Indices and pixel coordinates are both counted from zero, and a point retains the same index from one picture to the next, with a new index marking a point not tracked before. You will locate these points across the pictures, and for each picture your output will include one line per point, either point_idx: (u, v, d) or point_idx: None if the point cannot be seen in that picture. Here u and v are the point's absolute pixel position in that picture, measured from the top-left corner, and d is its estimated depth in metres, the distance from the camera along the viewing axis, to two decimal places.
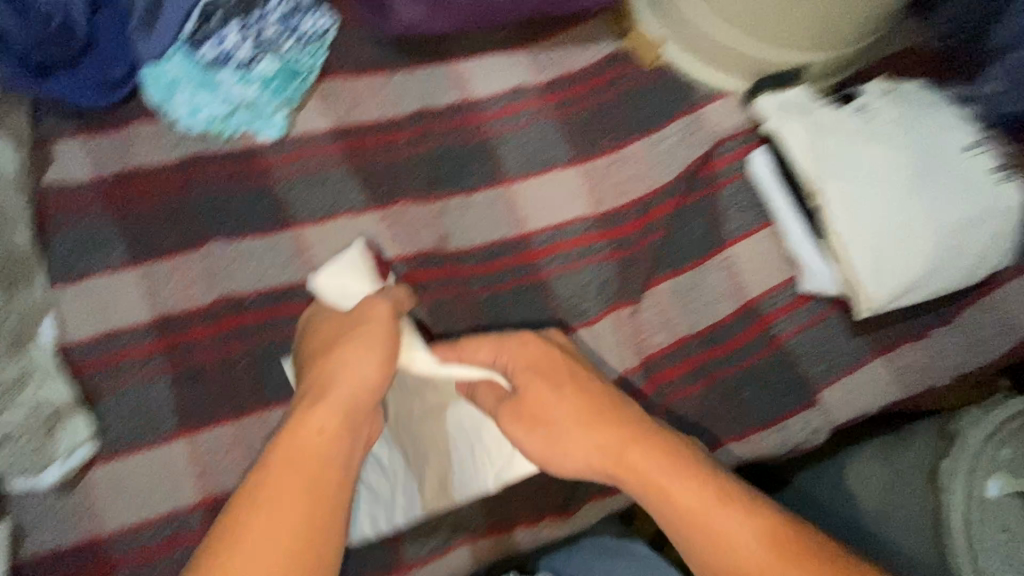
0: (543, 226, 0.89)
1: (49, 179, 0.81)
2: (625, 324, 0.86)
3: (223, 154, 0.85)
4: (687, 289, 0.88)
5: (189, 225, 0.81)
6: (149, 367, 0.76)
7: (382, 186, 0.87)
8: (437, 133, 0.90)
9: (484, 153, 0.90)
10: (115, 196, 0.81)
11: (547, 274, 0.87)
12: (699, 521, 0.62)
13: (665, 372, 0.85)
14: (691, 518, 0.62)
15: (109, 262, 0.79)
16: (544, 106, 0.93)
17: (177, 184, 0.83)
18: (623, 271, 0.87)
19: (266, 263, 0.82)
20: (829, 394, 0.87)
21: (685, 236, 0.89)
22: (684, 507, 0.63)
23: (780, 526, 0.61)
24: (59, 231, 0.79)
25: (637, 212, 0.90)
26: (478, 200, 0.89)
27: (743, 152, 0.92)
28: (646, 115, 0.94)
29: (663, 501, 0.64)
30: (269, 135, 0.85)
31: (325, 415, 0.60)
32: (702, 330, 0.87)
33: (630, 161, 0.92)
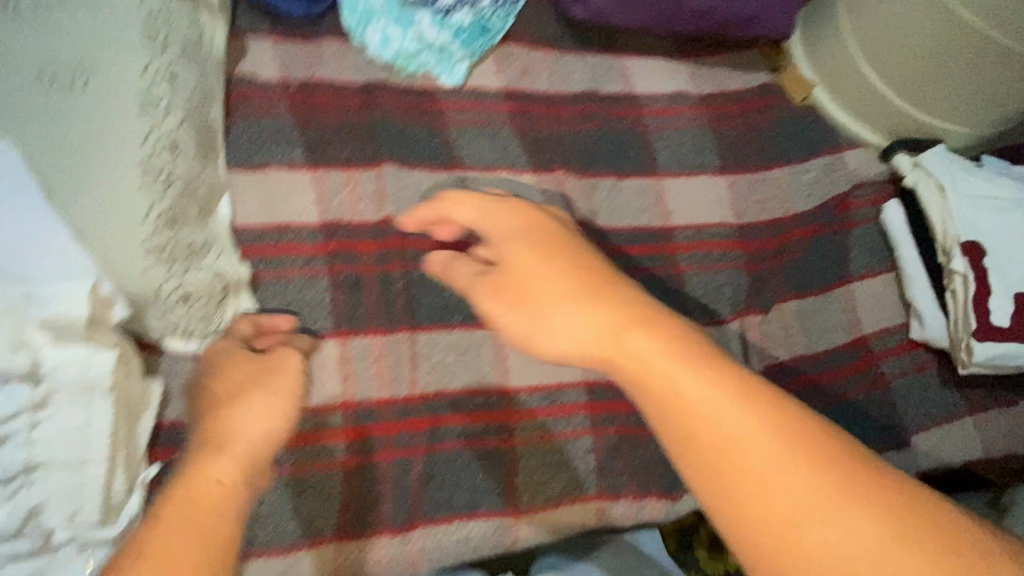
0: (724, 226, 0.94)
1: (243, 67, 0.86)
2: (753, 330, 0.89)
3: (404, 88, 0.92)
4: (809, 313, 0.91)
5: (369, 144, 0.87)
6: (312, 265, 0.79)
7: (542, 152, 0.93)
8: (601, 116, 0.98)
9: (638, 142, 0.97)
10: (304, 102, 0.87)
11: (683, 269, 0.91)
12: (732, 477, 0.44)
13: (773, 386, 0.89)
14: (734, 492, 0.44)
15: (287, 158, 0.83)
16: (697, 114, 1.01)
17: (362, 106, 0.89)
18: (796, 279, 0.92)
19: (432, 198, 0.86)
20: (923, 439, 0.91)
21: (814, 264, 0.93)
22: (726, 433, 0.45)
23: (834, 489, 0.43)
24: (242, 118, 0.83)
25: (776, 230, 0.94)
26: (627, 185, 0.94)
27: (877, 199, 0.97)
28: (794, 144, 1.01)
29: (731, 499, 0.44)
30: (449, 82, 0.92)
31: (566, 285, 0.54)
32: (814, 353, 0.91)
33: (773, 183, 0.97)
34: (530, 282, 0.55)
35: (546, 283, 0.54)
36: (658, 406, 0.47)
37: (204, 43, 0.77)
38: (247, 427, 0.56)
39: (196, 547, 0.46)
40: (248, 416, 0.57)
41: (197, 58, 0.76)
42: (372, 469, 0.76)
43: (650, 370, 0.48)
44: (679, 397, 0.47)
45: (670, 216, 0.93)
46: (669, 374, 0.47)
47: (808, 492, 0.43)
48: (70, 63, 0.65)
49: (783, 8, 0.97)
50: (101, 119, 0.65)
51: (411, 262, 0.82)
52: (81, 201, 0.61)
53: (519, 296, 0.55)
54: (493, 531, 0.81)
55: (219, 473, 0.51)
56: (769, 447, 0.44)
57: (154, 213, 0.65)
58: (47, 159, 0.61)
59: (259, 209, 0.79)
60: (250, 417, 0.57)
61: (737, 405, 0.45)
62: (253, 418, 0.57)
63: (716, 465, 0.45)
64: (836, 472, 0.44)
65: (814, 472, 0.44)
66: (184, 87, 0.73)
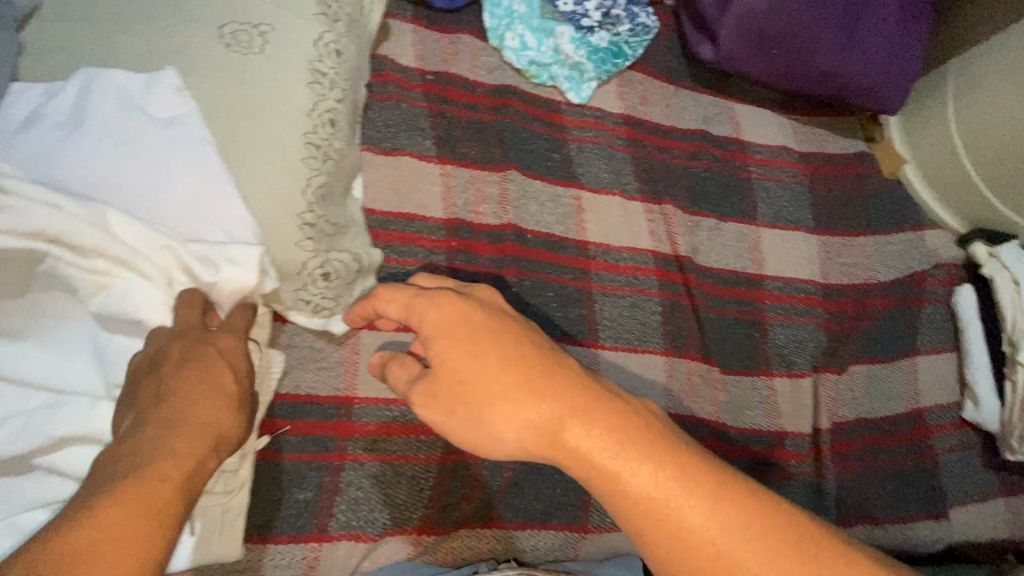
0: (812, 284, 0.97)
1: (385, 49, 0.86)
2: (827, 388, 0.93)
3: (532, 97, 0.93)
4: (877, 379, 0.96)
5: (495, 147, 0.88)
6: (432, 259, 0.79)
7: (653, 182, 0.95)
8: (709, 156, 1.00)
9: (742, 188, 1.00)
10: (438, 94, 0.87)
11: (769, 319, 0.94)
12: (668, 530, 0.45)
13: (836, 443, 0.93)
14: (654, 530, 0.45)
15: (418, 148, 0.83)
16: (798, 169, 1.04)
17: (492, 107, 0.90)
18: (870, 345, 0.96)
19: (548, 210, 0.87)
20: (958, 513, 0.96)
21: (888, 333, 0.98)
22: (638, 493, 0.46)
23: (731, 523, 0.44)
24: (379, 100, 0.83)
25: (857, 295, 0.98)
26: (727, 228, 0.96)
27: (949, 281, 1.03)
28: (882, 215, 1.05)
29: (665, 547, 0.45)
30: (576, 98, 0.94)
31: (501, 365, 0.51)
32: (874, 418, 0.96)
33: (858, 249, 1.01)
34: (474, 386, 0.50)
35: (482, 380, 0.50)
36: (613, 492, 0.46)
37: (363, 21, 0.77)
38: (173, 424, 0.48)
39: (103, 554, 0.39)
40: (180, 414, 0.49)
41: (358, 37, 0.76)
42: (455, 468, 0.74)
43: (588, 461, 0.47)
44: (623, 490, 0.46)
45: (764, 265, 0.96)
46: (601, 452, 0.47)
47: (736, 549, 0.44)
48: (254, 24, 0.65)
49: (900, 82, 1.01)
50: (276, 86, 0.64)
51: (524, 270, 0.83)
52: (251, 165, 0.61)
53: (467, 403, 0.51)
54: (558, 545, 0.78)
55: (173, 465, 0.45)
56: (691, 528, 0.44)
57: (312, 186, 0.65)
58: (224, 117, 0.61)
59: (386, 193, 0.80)
60: (211, 405, 0.50)
61: (653, 474, 0.46)
62: (186, 430, 0.48)
63: (663, 531, 0.45)
64: (788, 540, 0.44)
65: (721, 531, 0.44)
66: (346, 63, 0.72)
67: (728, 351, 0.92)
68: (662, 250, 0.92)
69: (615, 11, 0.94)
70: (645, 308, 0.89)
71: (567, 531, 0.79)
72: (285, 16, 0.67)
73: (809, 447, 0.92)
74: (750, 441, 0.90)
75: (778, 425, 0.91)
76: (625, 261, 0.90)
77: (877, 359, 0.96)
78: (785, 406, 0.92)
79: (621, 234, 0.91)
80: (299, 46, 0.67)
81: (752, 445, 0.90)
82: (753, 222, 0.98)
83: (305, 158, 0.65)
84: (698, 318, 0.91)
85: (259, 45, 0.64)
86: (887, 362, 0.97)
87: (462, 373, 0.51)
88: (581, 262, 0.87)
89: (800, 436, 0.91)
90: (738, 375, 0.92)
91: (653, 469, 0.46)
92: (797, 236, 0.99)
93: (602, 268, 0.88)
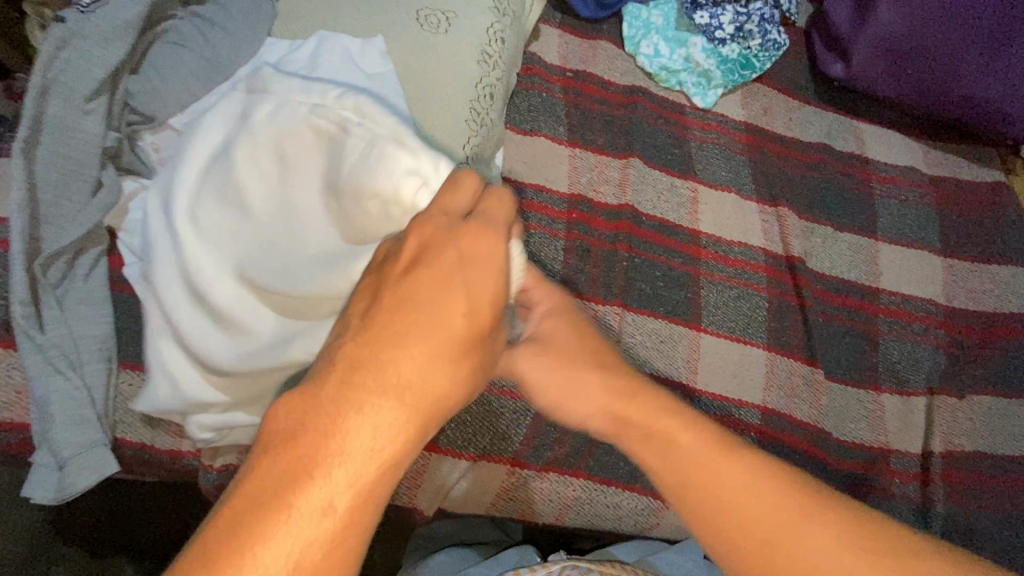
0: (933, 306, 0.94)
1: (534, 48, 0.99)
2: (942, 411, 0.88)
3: (660, 99, 1.01)
4: (1004, 413, 0.89)
5: (621, 138, 0.96)
6: (553, 226, 0.88)
7: (769, 187, 0.99)
8: (829, 168, 1.02)
9: (862, 202, 1.00)
10: (574, 88, 0.98)
11: (882, 333, 0.92)
12: (705, 484, 0.54)
13: (953, 474, 0.87)
14: (689, 482, 0.54)
15: (553, 131, 0.94)
16: (925, 191, 1.02)
17: (621, 103, 0.99)
18: (997, 376, 0.91)
19: (664, 198, 0.94)
20: None
21: (1021, 367, 0.91)
22: (687, 457, 0.55)
23: (762, 478, 0.53)
24: (526, 88, 0.95)
25: (985, 323, 0.93)
26: (843, 238, 0.97)
27: None
28: (1019, 246, 1.00)
29: (708, 502, 0.53)
30: (701, 102, 1.00)
31: (568, 336, 0.61)
32: (999, 455, 0.88)
33: (989, 277, 0.97)
34: (569, 354, 0.60)
35: (568, 374, 0.59)
36: (665, 468, 0.55)
37: (523, 19, 0.90)
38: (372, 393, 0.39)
39: (299, 534, 0.36)
40: (378, 378, 0.39)
41: (518, 31, 0.89)
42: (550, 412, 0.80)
43: (645, 425, 0.57)
44: (673, 447, 0.55)
45: (879, 279, 0.95)
46: (652, 418, 0.57)
47: (771, 514, 0.52)
48: (443, 11, 0.79)
49: None
50: (452, 60, 0.78)
51: (635, 248, 0.89)
52: (426, 120, 0.74)
53: (562, 365, 0.59)
54: (639, 510, 0.80)
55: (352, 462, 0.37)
56: (730, 488, 0.53)
57: (469, 143, 0.77)
58: (411, 80, 0.75)
59: (521, 166, 0.90)
60: (417, 363, 0.40)
61: (712, 439, 0.56)
62: (372, 403, 0.38)
63: (698, 491, 0.54)
64: (817, 514, 0.52)
65: (754, 499, 0.52)
66: (507, 50, 0.85)
67: (836, 357, 0.90)
68: (773, 249, 0.94)
69: (748, 27, 1.01)
70: (750, 301, 0.90)
71: (651, 497, 0.81)
72: (466, 7, 0.81)
73: (915, 469, 0.87)
74: (851, 454, 0.87)
75: (884, 441, 0.88)
76: (734, 255, 0.93)
77: (1005, 392, 0.90)
78: (892, 423, 0.88)
79: (732, 229, 0.94)
80: (474, 31, 0.81)
81: (853, 457, 0.87)
82: (871, 236, 0.98)
83: (467, 120, 0.77)
84: (805, 320, 0.91)
85: (444, 28, 0.79)
86: (1016, 396, 0.90)
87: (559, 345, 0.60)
88: (691, 249, 0.92)
89: (908, 457, 0.87)
90: (844, 383, 0.90)
91: (696, 436, 0.56)
92: (918, 256, 0.97)
93: (710, 257, 0.92)
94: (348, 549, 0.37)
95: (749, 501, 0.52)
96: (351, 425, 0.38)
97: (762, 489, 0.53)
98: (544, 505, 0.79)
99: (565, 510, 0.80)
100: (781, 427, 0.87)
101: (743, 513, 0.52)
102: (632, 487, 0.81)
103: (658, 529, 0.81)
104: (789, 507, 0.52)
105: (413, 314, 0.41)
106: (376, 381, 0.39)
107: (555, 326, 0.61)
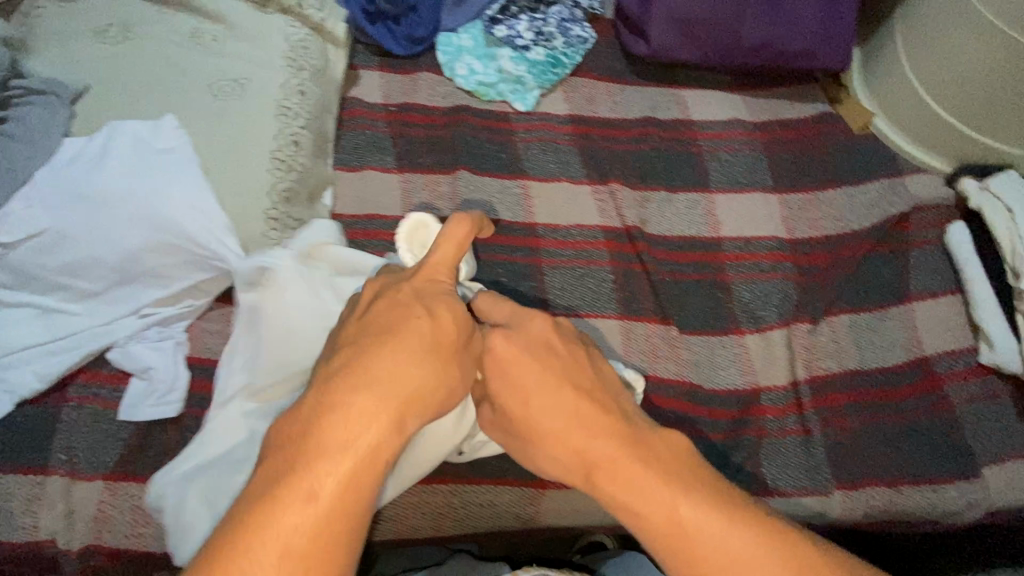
0: (777, 241, 0.96)
1: (355, 93, 1.06)
2: (800, 338, 0.90)
3: (483, 112, 1.07)
4: (864, 328, 0.91)
5: (448, 155, 1.02)
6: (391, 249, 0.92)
7: (599, 167, 1.04)
8: (655, 138, 1.07)
9: (692, 162, 1.04)
10: (399, 120, 1.04)
11: (731, 278, 0.94)
12: (690, 551, 0.49)
13: (825, 397, 0.88)
14: (666, 546, 0.49)
15: (381, 163, 1.00)
16: (751, 138, 1.07)
17: (446, 124, 1.05)
18: (848, 294, 0.93)
19: (497, 200, 0.98)
20: (993, 472, 0.85)
21: (870, 281, 0.93)
22: (677, 524, 0.49)
23: (796, 549, 0.49)
24: (351, 130, 1.02)
25: (828, 246, 0.96)
26: (678, 198, 1.01)
27: (941, 222, 0.97)
28: (851, 167, 1.03)
29: (711, 571, 0.49)
30: (522, 106, 1.07)
31: (570, 395, 0.55)
32: (868, 369, 0.89)
33: (826, 202, 1.00)
34: (531, 405, 0.55)
35: (543, 416, 0.54)
36: (654, 536, 0.50)
37: (329, 69, 0.97)
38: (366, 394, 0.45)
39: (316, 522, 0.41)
40: (375, 371, 0.46)
41: (323, 81, 0.96)
42: None
43: (646, 496, 0.50)
44: (664, 517, 0.50)
45: (721, 228, 0.98)
46: (640, 492, 0.50)
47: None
48: (235, 78, 0.86)
49: (835, 42, 1.06)
50: (249, 120, 0.84)
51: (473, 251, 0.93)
52: (227, 178, 0.80)
53: (516, 413, 0.55)
54: (515, 503, 0.80)
55: (357, 445, 0.43)
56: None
57: (275, 189, 0.82)
58: (209, 145, 0.81)
59: (354, 201, 0.96)
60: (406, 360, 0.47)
61: (703, 501, 0.50)
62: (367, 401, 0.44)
63: (697, 565, 0.49)
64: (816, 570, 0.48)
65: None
66: (310, 100, 0.91)
67: (691, 311, 0.92)
68: (610, 224, 0.98)
69: (548, 29, 1.10)
70: (595, 277, 0.94)
71: (524, 487, 0.81)
72: (259, 70, 0.88)
73: (787, 402, 0.88)
74: (724, 401, 0.88)
75: (753, 381, 0.89)
76: (573, 237, 0.97)
77: (860, 307, 0.92)
78: (757, 361, 0.89)
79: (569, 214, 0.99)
80: (269, 90, 0.87)
81: (725, 404, 0.88)
82: (706, 189, 1.02)
83: (271, 170, 0.82)
84: (653, 282, 0.94)
85: (238, 92, 0.85)
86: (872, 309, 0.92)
87: (529, 402, 0.55)
88: (529, 241, 0.96)
89: (777, 390, 0.88)
90: (702, 334, 0.91)
91: (692, 497, 0.50)
92: (754, 197, 1.00)
93: (550, 245, 0.95)
94: (348, 537, 0.42)
95: (734, 562, 0.48)
96: (355, 430, 0.44)
97: (761, 549, 0.49)
98: (418, 517, 0.80)
99: (441, 518, 0.80)
100: (647, 390, 0.87)
101: (723, 571, 0.48)
102: (504, 482, 0.80)
103: (538, 517, 0.81)
104: (803, 572, 0.48)
105: (402, 323, 0.48)
106: (373, 390, 0.45)
107: (527, 375, 0.56)
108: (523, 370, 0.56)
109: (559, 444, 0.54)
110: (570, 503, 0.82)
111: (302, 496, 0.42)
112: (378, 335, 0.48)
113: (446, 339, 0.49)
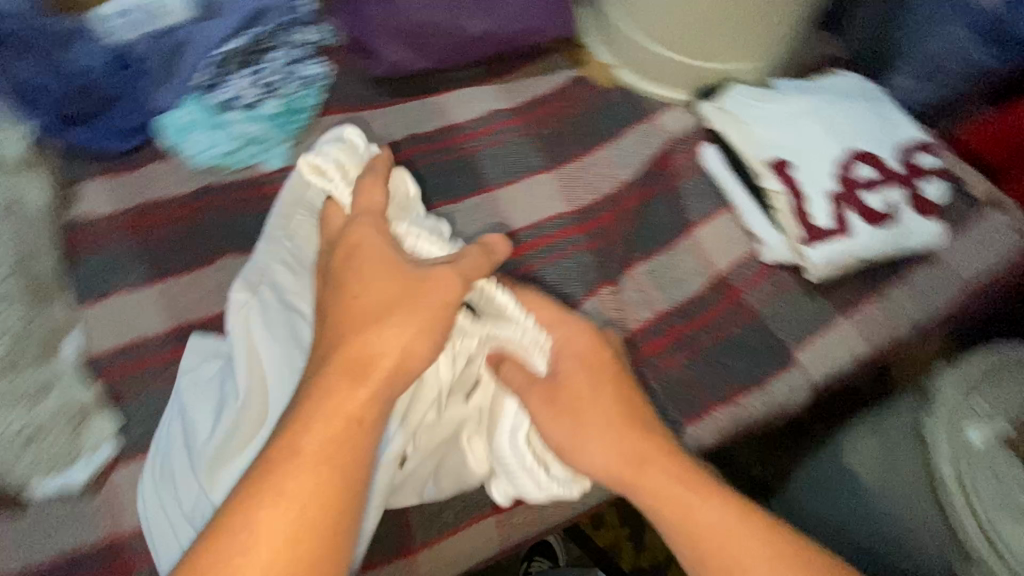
0: (564, 217, 0.98)
1: (75, 212, 0.92)
2: (609, 301, 0.92)
3: (233, 183, 0.97)
4: (660, 271, 0.96)
5: (206, 244, 0.92)
6: (168, 371, 0.82)
7: None
8: (422, 153, 1.04)
9: (465, 165, 1.03)
10: (138, 224, 0.92)
11: (534, 267, 0.94)
12: (721, 549, 0.61)
13: (648, 347, 0.92)
14: (708, 546, 0.62)
15: (130, 280, 0.88)
16: (513, 124, 1.07)
17: (192, 211, 0.94)
18: (635, 245, 0.97)
19: None
20: (806, 354, 0.93)
21: (650, 226, 0.99)
22: (699, 522, 0.63)
23: (756, 527, 0.62)
24: (84, 256, 0.89)
25: (606, 207, 0.99)
26: (462, 206, 0.99)
27: (696, 146, 1.02)
28: (608, 124, 1.07)
29: (690, 548, 0.63)
30: (274, 165, 0.99)
31: (575, 372, 0.72)
32: (674, 307, 0.94)
33: (595, 165, 1.03)
34: (586, 401, 0.70)
35: (590, 416, 0.70)
36: (694, 536, 0.63)
37: (24, 206, 0.86)
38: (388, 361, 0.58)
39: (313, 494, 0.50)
40: (371, 349, 0.58)
41: (18, 222, 0.84)
42: None
43: (646, 491, 0.66)
44: (687, 517, 0.64)
45: (509, 222, 0.98)
46: (686, 511, 0.64)
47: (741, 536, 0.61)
48: None
49: (546, 13, 1.10)
50: None
51: None
52: None
53: (570, 410, 0.71)
54: None
55: (316, 441, 0.53)
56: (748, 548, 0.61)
57: None
58: None
59: (112, 334, 0.84)
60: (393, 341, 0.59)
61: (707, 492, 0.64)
62: (326, 418, 0.54)
63: (690, 535, 0.63)
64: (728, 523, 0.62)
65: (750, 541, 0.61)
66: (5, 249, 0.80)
67: None
68: None
69: (271, 80, 1.02)
70: None
71: (393, 561, 0.76)
72: None
73: None
74: None
75: None
76: None
77: (651, 252, 0.97)
78: None
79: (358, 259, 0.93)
80: None
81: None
82: (484, 187, 1.01)
83: None
84: None
85: None
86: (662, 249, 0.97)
87: (580, 394, 0.71)
88: None
89: None
90: None
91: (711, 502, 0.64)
92: (531, 181, 1.01)
93: None
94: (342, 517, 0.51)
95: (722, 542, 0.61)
96: (433, 289, 0.63)
97: (727, 529, 0.62)
98: None
99: None
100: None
101: (708, 549, 0.62)
102: (370, 565, 0.75)
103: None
104: (763, 543, 0.61)
105: (371, 309, 0.61)
106: (407, 280, 0.63)
107: (578, 375, 0.72)
108: (583, 390, 0.71)
109: (585, 455, 0.70)
110: (446, 555, 0.78)
111: (385, 325, 0.60)
112: (348, 315, 0.61)
113: (420, 325, 0.61)
